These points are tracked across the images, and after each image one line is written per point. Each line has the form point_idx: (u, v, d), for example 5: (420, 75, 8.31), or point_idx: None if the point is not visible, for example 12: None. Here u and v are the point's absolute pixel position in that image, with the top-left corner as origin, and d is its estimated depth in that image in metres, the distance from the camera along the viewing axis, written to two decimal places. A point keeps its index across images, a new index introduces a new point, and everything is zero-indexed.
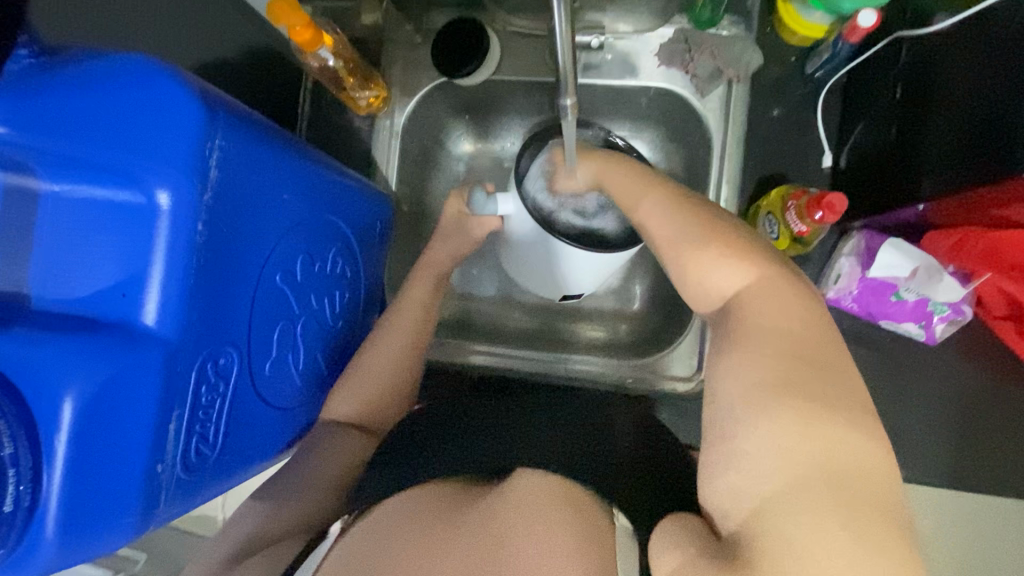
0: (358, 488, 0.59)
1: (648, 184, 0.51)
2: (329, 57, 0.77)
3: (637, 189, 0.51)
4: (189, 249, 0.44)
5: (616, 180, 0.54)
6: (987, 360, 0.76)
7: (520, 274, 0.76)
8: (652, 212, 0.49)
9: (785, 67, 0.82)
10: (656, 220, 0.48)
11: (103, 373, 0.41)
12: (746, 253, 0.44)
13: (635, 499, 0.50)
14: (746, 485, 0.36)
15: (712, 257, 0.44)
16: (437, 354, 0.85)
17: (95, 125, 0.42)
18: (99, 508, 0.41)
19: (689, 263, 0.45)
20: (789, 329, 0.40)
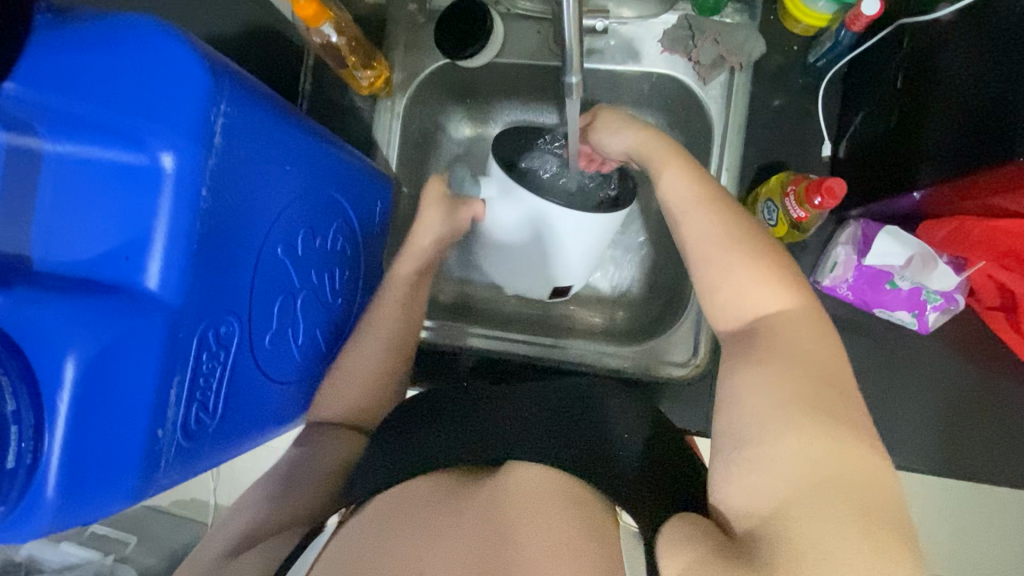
0: (356, 475, 0.59)
1: (682, 171, 0.56)
2: (332, 35, 0.77)
3: (671, 157, 0.58)
4: (193, 214, 0.44)
5: (661, 169, 0.58)
6: (978, 351, 0.78)
7: (496, 263, 0.77)
8: (681, 209, 0.55)
9: (786, 57, 0.82)
10: (689, 216, 0.54)
11: (106, 333, 0.40)
12: (772, 273, 0.49)
13: (642, 497, 0.50)
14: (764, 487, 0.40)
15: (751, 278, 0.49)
16: (431, 338, 0.85)
17: (101, 85, 0.42)
18: (100, 472, 0.41)
19: (709, 268, 0.51)
20: (801, 344, 0.45)
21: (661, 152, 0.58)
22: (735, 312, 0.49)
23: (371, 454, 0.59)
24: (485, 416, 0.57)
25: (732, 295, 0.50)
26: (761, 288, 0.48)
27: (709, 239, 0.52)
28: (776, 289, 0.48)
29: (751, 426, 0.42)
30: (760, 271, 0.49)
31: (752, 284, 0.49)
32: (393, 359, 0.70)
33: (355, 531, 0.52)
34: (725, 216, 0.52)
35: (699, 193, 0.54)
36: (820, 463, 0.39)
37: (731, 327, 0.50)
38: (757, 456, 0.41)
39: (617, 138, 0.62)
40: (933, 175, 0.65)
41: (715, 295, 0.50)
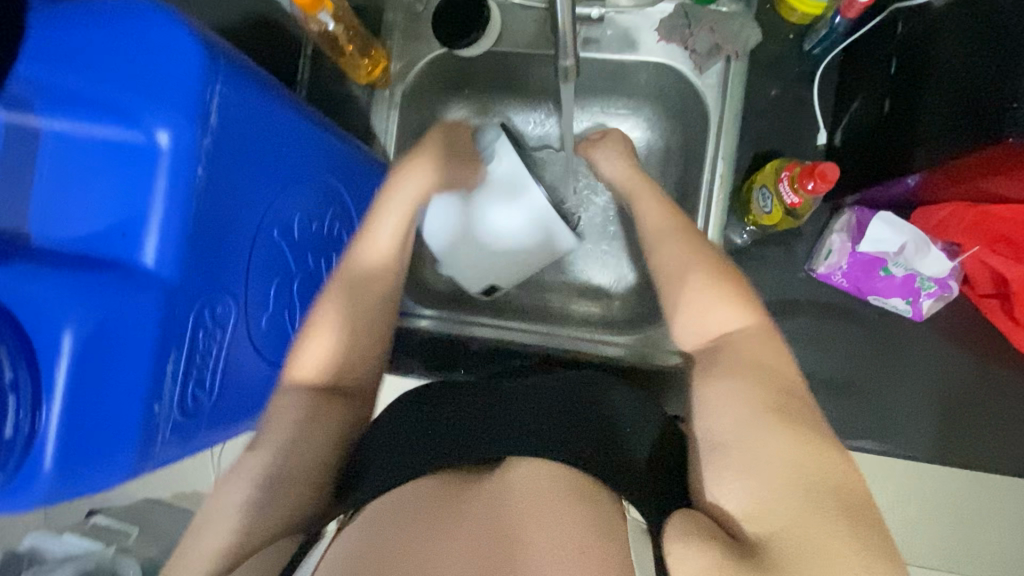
0: (349, 478, 0.54)
1: (661, 205, 0.67)
2: (330, 22, 0.76)
3: (645, 187, 0.69)
4: (190, 193, 0.45)
5: (646, 200, 0.68)
6: (973, 339, 0.78)
7: (445, 246, 0.74)
8: (659, 237, 0.63)
9: (782, 46, 0.83)
10: (665, 244, 0.62)
11: (103, 308, 0.41)
12: (735, 297, 0.56)
13: (644, 492, 0.50)
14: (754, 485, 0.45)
15: (712, 301, 0.56)
16: (433, 326, 0.85)
17: (100, 65, 0.43)
18: (97, 444, 0.42)
19: (682, 291, 0.58)
20: (766, 361, 0.52)
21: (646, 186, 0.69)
22: (700, 331, 0.57)
23: (363, 457, 0.54)
24: (488, 413, 0.54)
25: (698, 317, 0.57)
26: (720, 311, 0.56)
27: (683, 265, 0.60)
28: (733, 310, 0.56)
29: (731, 436, 0.48)
30: (727, 293, 0.56)
31: (713, 306, 0.56)
32: None
33: (357, 532, 0.45)
34: (698, 247, 0.61)
35: (678, 225, 0.64)
36: (798, 464, 0.45)
37: (696, 344, 0.57)
38: (744, 459, 0.46)
39: (610, 166, 0.73)
40: (927, 159, 0.64)
41: (685, 317, 0.58)
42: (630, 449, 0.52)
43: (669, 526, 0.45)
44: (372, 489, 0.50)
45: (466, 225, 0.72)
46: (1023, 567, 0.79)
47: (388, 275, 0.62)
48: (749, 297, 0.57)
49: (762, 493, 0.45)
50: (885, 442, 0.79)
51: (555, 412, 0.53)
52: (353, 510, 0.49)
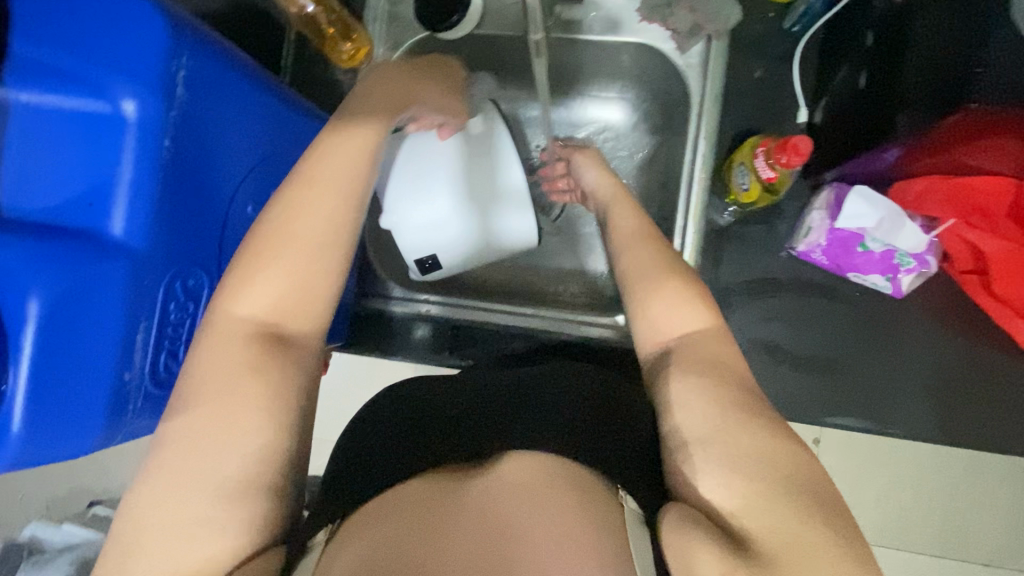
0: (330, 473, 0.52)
1: (634, 212, 0.67)
2: (310, 5, 0.77)
3: (624, 201, 0.68)
4: (157, 165, 0.46)
5: (618, 210, 0.67)
6: (960, 320, 0.77)
7: (406, 197, 0.72)
8: (628, 241, 0.64)
9: (765, 25, 0.81)
10: (634, 247, 0.63)
11: (70, 276, 0.42)
12: (696, 302, 0.57)
13: (638, 483, 0.50)
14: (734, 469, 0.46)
15: (676, 300, 0.57)
16: (437, 312, 0.84)
17: (65, 36, 0.43)
18: (67, 409, 0.43)
19: (647, 288, 0.59)
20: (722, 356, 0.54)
21: (624, 197, 0.69)
22: (662, 329, 0.57)
23: (350, 451, 0.53)
24: (510, 413, 0.54)
25: (663, 314, 0.57)
26: (686, 312, 0.56)
27: (644, 265, 0.60)
28: (694, 313, 0.57)
29: (710, 428, 0.48)
30: (689, 296, 0.57)
31: (679, 306, 0.57)
32: None
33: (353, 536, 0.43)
34: (664, 250, 0.62)
35: (646, 230, 0.64)
36: (770, 451, 0.46)
37: (658, 345, 0.57)
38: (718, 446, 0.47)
39: (591, 176, 0.73)
40: (912, 123, 0.62)
41: (650, 312, 0.58)
42: (635, 447, 0.53)
43: (669, 522, 0.44)
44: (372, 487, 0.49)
45: (447, 178, 0.72)
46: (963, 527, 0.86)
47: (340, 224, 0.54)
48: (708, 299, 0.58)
49: (743, 481, 0.45)
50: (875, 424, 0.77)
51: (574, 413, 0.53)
52: (337, 522, 0.47)
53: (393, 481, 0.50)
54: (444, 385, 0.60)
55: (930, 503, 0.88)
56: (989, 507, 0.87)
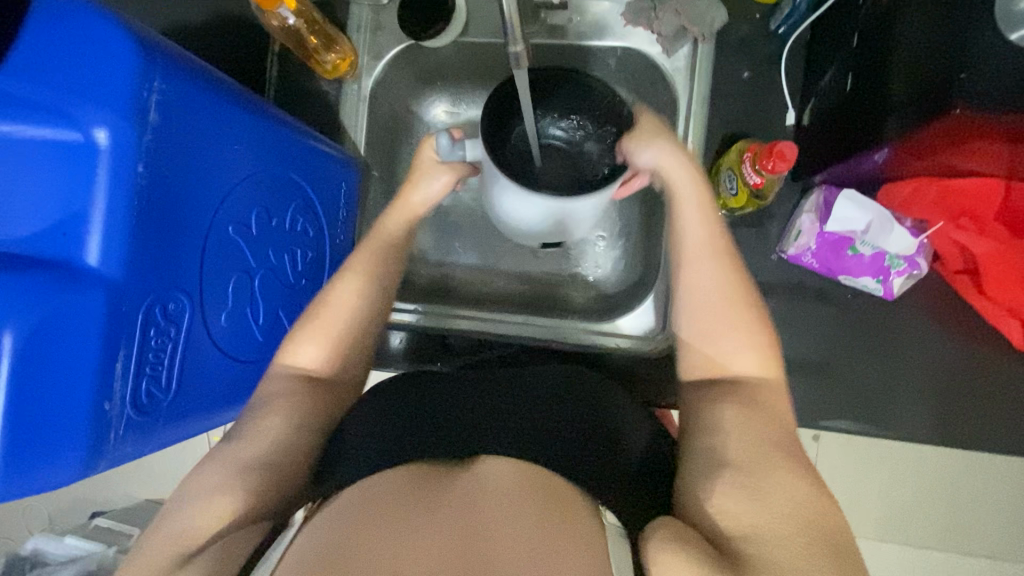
0: (323, 469, 0.54)
1: (710, 219, 0.64)
2: (290, 16, 0.77)
3: (698, 206, 0.64)
4: (131, 191, 0.45)
5: (689, 210, 0.64)
6: (953, 319, 0.76)
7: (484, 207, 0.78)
8: (694, 254, 0.63)
9: (750, 27, 0.81)
10: (700, 261, 0.62)
11: (44, 310, 0.42)
12: (763, 349, 0.58)
13: (624, 502, 0.50)
14: (746, 500, 0.46)
15: (741, 344, 0.58)
16: (417, 322, 0.83)
17: (30, 64, 0.43)
18: (45, 442, 0.43)
19: (715, 319, 0.59)
20: (770, 396, 0.55)
21: (694, 190, 0.65)
22: (719, 365, 0.58)
23: (345, 440, 0.56)
24: (508, 424, 0.55)
25: (722, 355, 0.58)
26: (744, 354, 0.57)
27: (710, 290, 0.61)
28: (756, 356, 0.57)
29: (736, 458, 0.49)
30: (757, 343, 0.58)
31: (738, 347, 0.58)
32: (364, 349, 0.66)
33: (321, 524, 0.44)
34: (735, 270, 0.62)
35: (718, 241, 0.63)
36: (778, 482, 0.47)
37: (701, 374, 0.59)
38: (738, 480, 0.48)
39: (652, 151, 0.64)
40: (901, 126, 0.62)
41: (706, 346, 0.59)
42: (624, 471, 0.52)
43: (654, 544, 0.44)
44: (353, 473, 0.51)
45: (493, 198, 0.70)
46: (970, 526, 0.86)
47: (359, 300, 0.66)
48: (772, 349, 0.58)
49: (745, 505, 0.46)
50: (869, 425, 0.77)
51: (563, 434, 0.53)
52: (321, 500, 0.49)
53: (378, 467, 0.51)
54: (463, 378, 0.62)
55: (930, 507, 0.87)
56: (988, 509, 0.86)
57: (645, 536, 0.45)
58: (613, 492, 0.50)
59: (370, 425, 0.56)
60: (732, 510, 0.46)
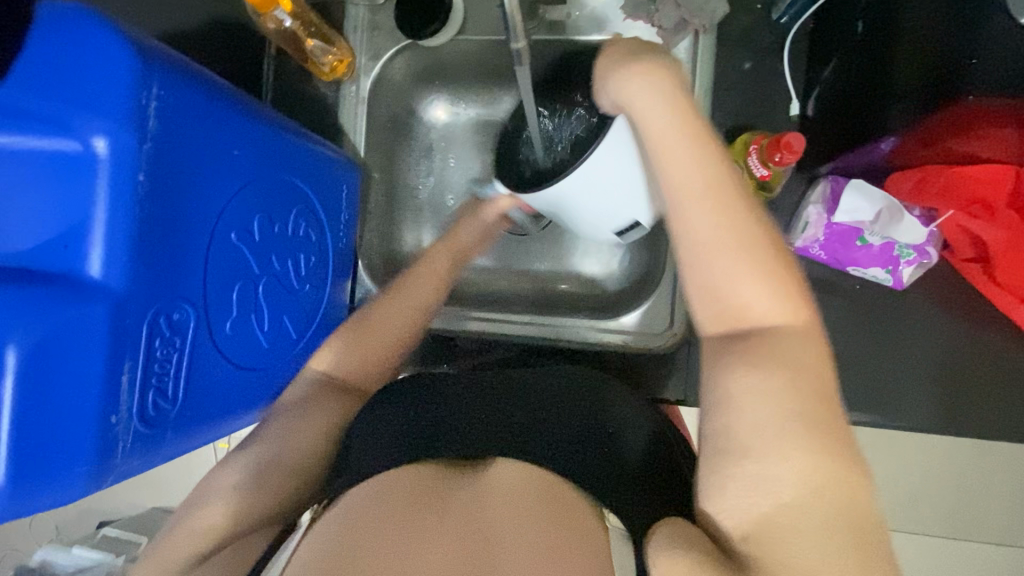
0: (335, 471, 0.55)
1: (698, 149, 0.50)
2: (287, 18, 0.76)
3: (680, 137, 0.51)
4: (131, 200, 0.44)
5: (667, 147, 0.51)
6: (965, 308, 0.75)
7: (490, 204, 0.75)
8: (682, 198, 0.50)
9: (752, 16, 0.79)
10: (687, 208, 0.49)
11: (48, 325, 0.42)
12: (784, 290, 0.47)
13: (631, 501, 0.50)
14: (765, 496, 0.41)
15: (757, 295, 0.47)
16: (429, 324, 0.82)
17: (31, 76, 0.42)
18: (50, 459, 0.42)
19: (717, 270, 0.48)
20: (809, 362, 0.45)
21: (670, 118, 0.51)
22: (730, 318, 0.48)
23: (350, 441, 0.56)
24: (504, 420, 0.53)
25: (734, 306, 0.48)
26: (762, 304, 0.47)
27: (714, 239, 0.48)
28: (774, 308, 0.47)
29: (750, 442, 0.42)
30: (775, 283, 0.47)
31: (757, 298, 0.47)
32: (372, 354, 0.66)
33: (326, 525, 0.47)
34: (736, 208, 0.49)
35: (713, 179, 0.50)
36: (813, 475, 0.41)
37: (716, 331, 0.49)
38: (759, 474, 0.42)
39: (613, 85, 0.53)
40: (904, 115, 0.62)
41: (711, 302, 0.49)
42: (632, 469, 0.51)
43: (653, 538, 0.45)
44: (359, 471, 0.52)
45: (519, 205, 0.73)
46: (991, 518, 0.84)
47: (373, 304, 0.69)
48: (796, 293, 0.48)
49: (771, 501, 0.41)
50: (881, 417, 0.76)
51: (563, 429, 0.52)
52: (327, 502, 0.51)
53: (376, 471, 0.51)
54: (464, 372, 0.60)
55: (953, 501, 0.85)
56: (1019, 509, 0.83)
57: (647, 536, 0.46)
58: (618, 491, 0.50)
59: (376, 421, 0.56)
60: (747, 504, 0.42)
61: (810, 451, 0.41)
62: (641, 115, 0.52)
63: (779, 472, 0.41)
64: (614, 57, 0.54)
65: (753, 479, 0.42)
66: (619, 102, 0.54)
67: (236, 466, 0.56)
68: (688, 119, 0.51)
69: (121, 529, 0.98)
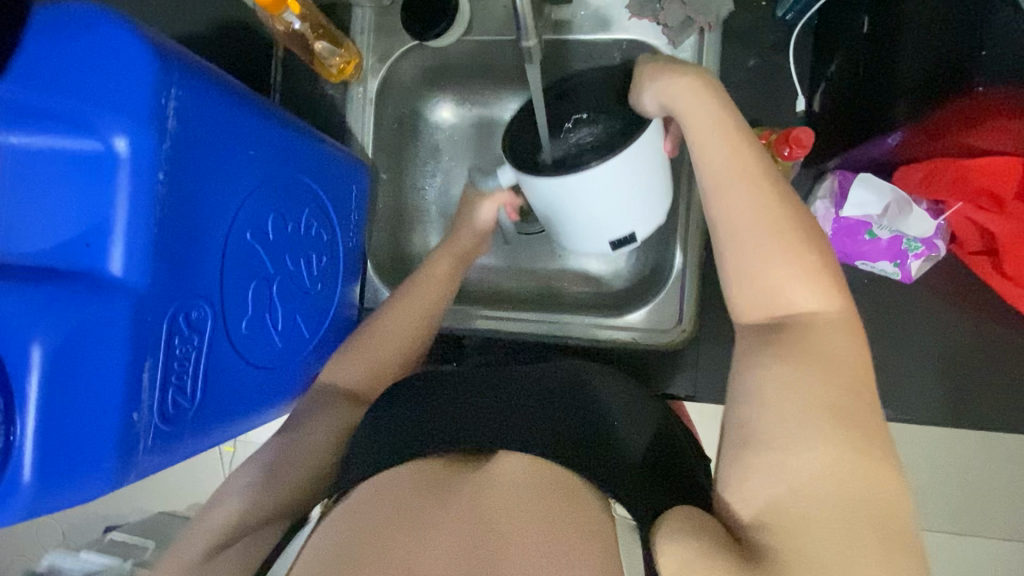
0: (346, 463, 0.55)
1: (732, 144, 0.53)
2: (295, 20, 0.76)
3: (715, 131, 0.53)
4: (151, 200, 0.45)
5: (706, 139, 0.53)
6: (973, 301, 0.76)
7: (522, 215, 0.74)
8: (720, 184, 0.52)
9: (757, 14, 0.80)
10: (728, 189, 0.51)
11: (69, 321, 0.42)
12: (815, 274, 0.48)
13: (640, 495, 0.49)
14: (785, 485, 0.41)
15: (798, 282, 0.48)
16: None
17: (56, 78, 0.43)
18: (72, 456, 0.42)
19: (760, 259, 0.49)
20: (838, 356, 0.45)
21: (710, 111, 0.54)
22: (765, 303, 0.49)
23: (370, 428, 0.56)
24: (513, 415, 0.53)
25: (769, 291, 0.48)
26: (804, 290, 0.48)
27: (753, 220, 0.49)
28: (813, 292, 0.48)
29: (767, 434, 0.43)
30: (809, 268, 0.48)
31: (794, 282, 0.48)
32: (384, 350, 0.67)
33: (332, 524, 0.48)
34: (770, 190, 0.50)
35: (746, 165, 0.52)
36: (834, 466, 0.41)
37: (758, 317, 0.49)
38: (778, 464, 0.42)
39: (656, 88, 0.57)
40: (910, 110, 0.62)
41: (749, 284, 0.49)
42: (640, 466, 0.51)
43: (659, 531, 0.45)
44: (368, 468, 0.52)
45: None
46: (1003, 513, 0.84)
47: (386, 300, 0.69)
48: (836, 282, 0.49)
49: (790, 491, 0.41)
50: (892, 408, 0.76)
51: (569, 424, 0.52)
52: (337, 496, 0.52)
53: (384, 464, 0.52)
54: (474, 368, 0.60)
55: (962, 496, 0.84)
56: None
57: (655, 526, 0.46)
58: (627, 485, 0.49)
59: (395, 412, 0.56)
60: (761, 492, 0.42)
61: (832, 440, 0.41)
62: (682, 110, 0.55)
63: (800, 460, 0.41)
64: (656, 65, 0.58)
65: (775, 472, 0.42)
66: (663, 102, 0.57)
67: (251, 464, 0.56)
68: (725, 117, 0.54)
69: (129, 532, 0.99)
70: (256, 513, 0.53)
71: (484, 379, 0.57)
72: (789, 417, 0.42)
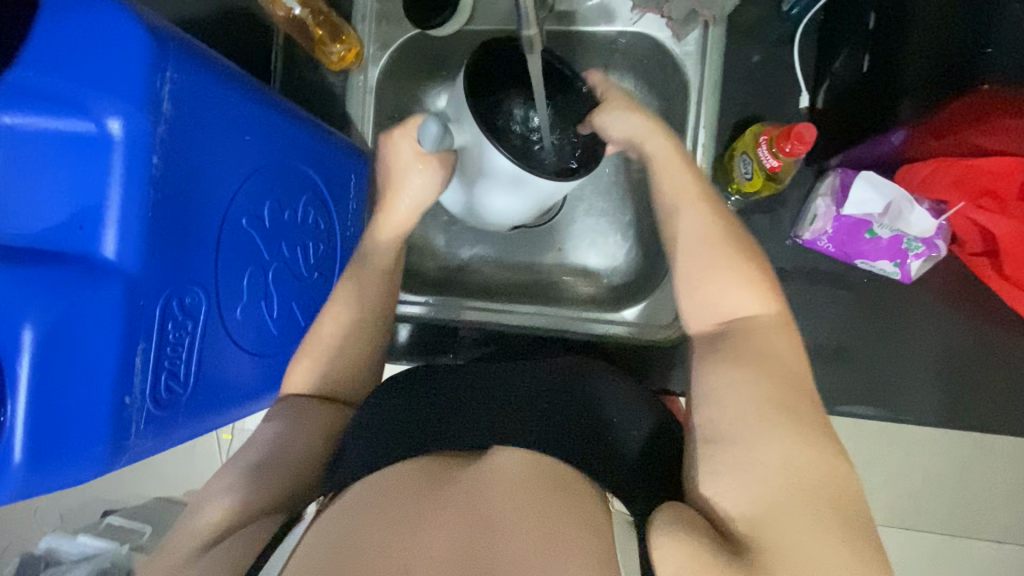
0: (338, 457, 0.55)
1: (689, 169, 0.59)
2: (295, 6, 0.76)
3: (675, 164, 0.60)
4: (144, 183, 0.45)
5: (666, 172, 0.60)
6: (969, 302, 0.75)
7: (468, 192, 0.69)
8: (677, 206, 0.57)
9: (762, 8, 0.79)
10: (682, 213, 0.57)
11: (62, 302, 0.42)
12: (756, 281, 0.52)
13: (637, 490, 0.50)
14: (771, 484, 0.42)
15: (733, 287, 0.52)
16: (427, 314, 0.83)
17: (48, 57, 0.43)
18: (63, 438, 0.42)
19: (710, 274, 0.53)
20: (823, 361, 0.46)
21: (667, 149, 0.60)
22: (712, 312, 0.52)
23: (358, 431, 0.55)
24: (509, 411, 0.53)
25: (711, 300, 0.52)
26: (742, 296, 0.51)
27: (699, 237, 0.55)
28: (752, 297, 0.51)
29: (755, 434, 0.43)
30: (751, 275, 0.52)
31: (733, 291, 0.52)
32: (376, 341, 0.67)
33: (330, 518, 0.45)
34: (719, 216, 0.56)
35: (699, 190, 0.58)
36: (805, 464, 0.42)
37: (707, 327, 0.52)
38: (757, 461, 0.42)
39: (620, 122, 0.61)
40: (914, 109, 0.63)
41: (694, 294, 0.53)
42: (635, 461, 0.51)
43: (655, 522, 0.43)
44: (361, 464, 0.51)
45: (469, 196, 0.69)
46: (992, 515, 0.83)
47: (380, 289, 0.68)
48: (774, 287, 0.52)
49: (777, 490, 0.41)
50: (886, 408, 0.76)
51: (566, 418, 0.52)
52: (333, 493, 0.50)
53: (382, 464, 0.50)
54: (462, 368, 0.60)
55: (953, 498, 0.84)
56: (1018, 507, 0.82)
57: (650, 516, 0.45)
58: (625, 480, 0.50)
59: (385, 414, 0.55)
60: (747, 490, 0.42)
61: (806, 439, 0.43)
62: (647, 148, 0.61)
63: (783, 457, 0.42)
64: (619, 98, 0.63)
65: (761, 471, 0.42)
66: (629, 137, 0.62)
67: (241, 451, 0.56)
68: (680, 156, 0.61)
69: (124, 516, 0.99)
70: (245, 498, 0.53)
71: (475, 379, 0.57)
72: (753, 414, 0.44)
